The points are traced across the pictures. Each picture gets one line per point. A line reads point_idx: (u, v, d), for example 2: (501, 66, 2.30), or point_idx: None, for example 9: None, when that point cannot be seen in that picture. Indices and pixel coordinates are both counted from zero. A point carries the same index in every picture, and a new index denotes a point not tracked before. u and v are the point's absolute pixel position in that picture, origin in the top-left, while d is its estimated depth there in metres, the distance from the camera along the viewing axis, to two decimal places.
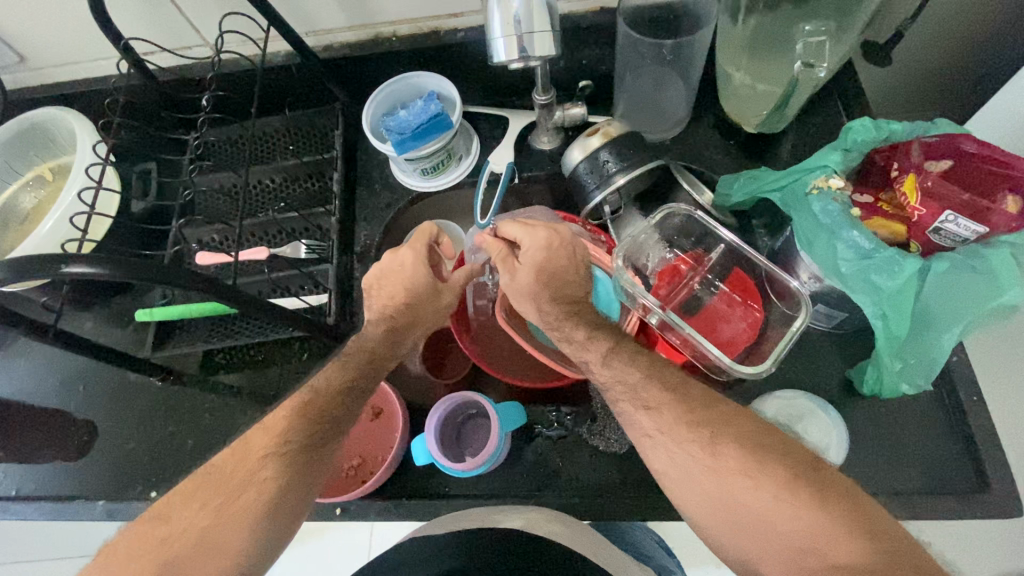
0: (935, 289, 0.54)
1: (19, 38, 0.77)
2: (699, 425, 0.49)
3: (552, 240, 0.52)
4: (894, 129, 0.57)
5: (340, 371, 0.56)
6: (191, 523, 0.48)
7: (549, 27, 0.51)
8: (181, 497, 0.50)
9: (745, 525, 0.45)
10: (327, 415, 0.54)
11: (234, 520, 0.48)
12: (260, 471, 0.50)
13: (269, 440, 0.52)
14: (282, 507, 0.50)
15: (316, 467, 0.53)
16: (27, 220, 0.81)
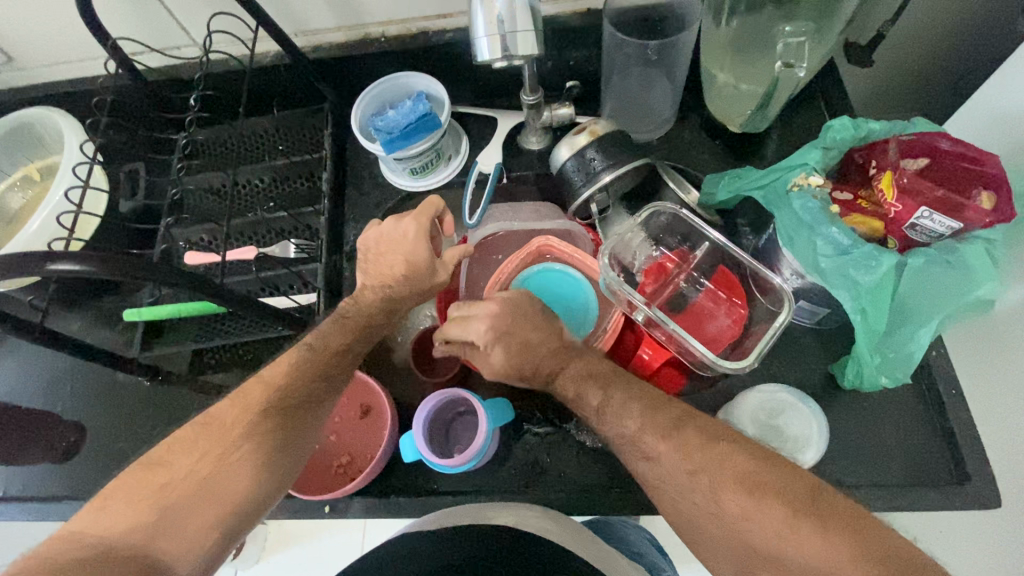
0: (911, 285, 0.55)
1: (7, 38, 0.77)
2: (699, 470, 0.45)
3: (490, 326, 0.56)
4: (872, 128, 0.59)
5: (339, 351, 0.56)
6: (191, 469, 0.47)
7: (532, 27, 0.52)
8: (179, 444, 0.49)
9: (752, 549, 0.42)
10: (326, 372, 0.55)
11: (235, 469, 0.48)
12: (261, 424, 0.51)
13: (268, 392, 0.52)
14: (285, 455, 0.52)
15: (313, 421, 0.55)
16: (14, 220, 0.81)
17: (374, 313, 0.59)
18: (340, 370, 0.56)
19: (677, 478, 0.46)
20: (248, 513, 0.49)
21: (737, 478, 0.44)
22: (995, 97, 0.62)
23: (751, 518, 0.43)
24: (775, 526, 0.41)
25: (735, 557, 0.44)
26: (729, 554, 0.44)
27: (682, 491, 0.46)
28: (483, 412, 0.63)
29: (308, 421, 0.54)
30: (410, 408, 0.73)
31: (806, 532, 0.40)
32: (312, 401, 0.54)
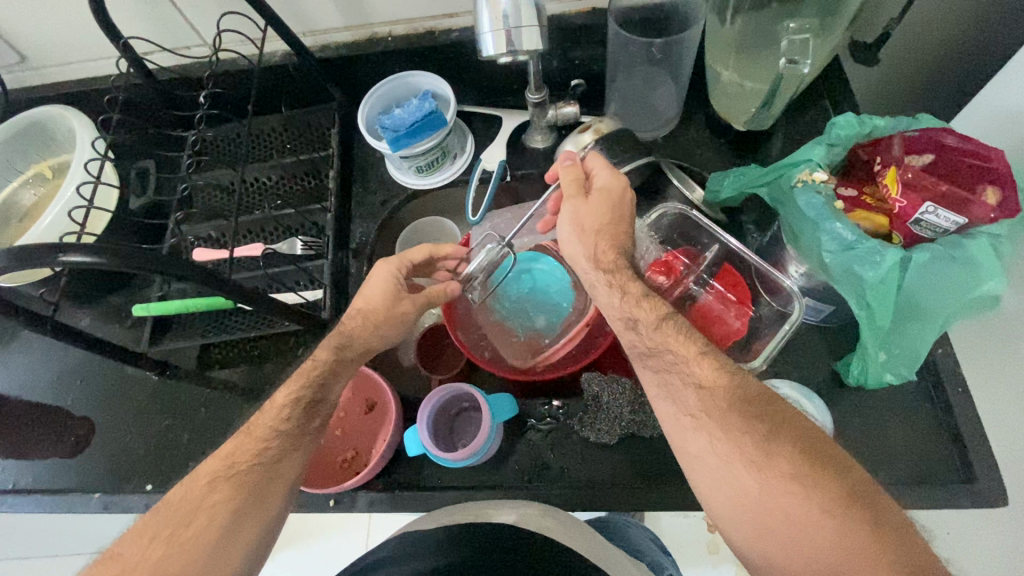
0: (917, 280, 0.55)
1: (22, 38, 0.78)
2: (757, 416, 0.47)
3: (621, 192, 0.58)
4: (876, 124, 0.60)
5: (277, 408, 0.53)
6: (142, 557, 0.45)
7: (537, 22, 0.52)
8: (135, 534, 0.47)
9: (772, 530, 0.43)
10: (277, 428, 0.52)
11: (185, 549, 0.45)
12: (208, 497, 0.48)
13: (219, 463, 0.51)
14: (239, 527, 0.48)
15: (274, 484, 0.51)
16: (26, 217, 0.83)
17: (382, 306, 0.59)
18: (292, 424, 0.53)
19: (728, 417, 0.47)
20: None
21: (796, 445, 0.45)
22: (1000, 92, 0.62)
23: (768, 502, 0.44)
24: (800, 511, 0.43)
25: (754, 539, 0.44)
26: (748, 535, 0.45)
27: (727, 442, 0.47)
28: (484, 404, 0.64)
29: (270, 483, 0.50)
30: (414, 403, 0.74)
31: (854, 518, 0.41)
32: (319, 395, 0.55)
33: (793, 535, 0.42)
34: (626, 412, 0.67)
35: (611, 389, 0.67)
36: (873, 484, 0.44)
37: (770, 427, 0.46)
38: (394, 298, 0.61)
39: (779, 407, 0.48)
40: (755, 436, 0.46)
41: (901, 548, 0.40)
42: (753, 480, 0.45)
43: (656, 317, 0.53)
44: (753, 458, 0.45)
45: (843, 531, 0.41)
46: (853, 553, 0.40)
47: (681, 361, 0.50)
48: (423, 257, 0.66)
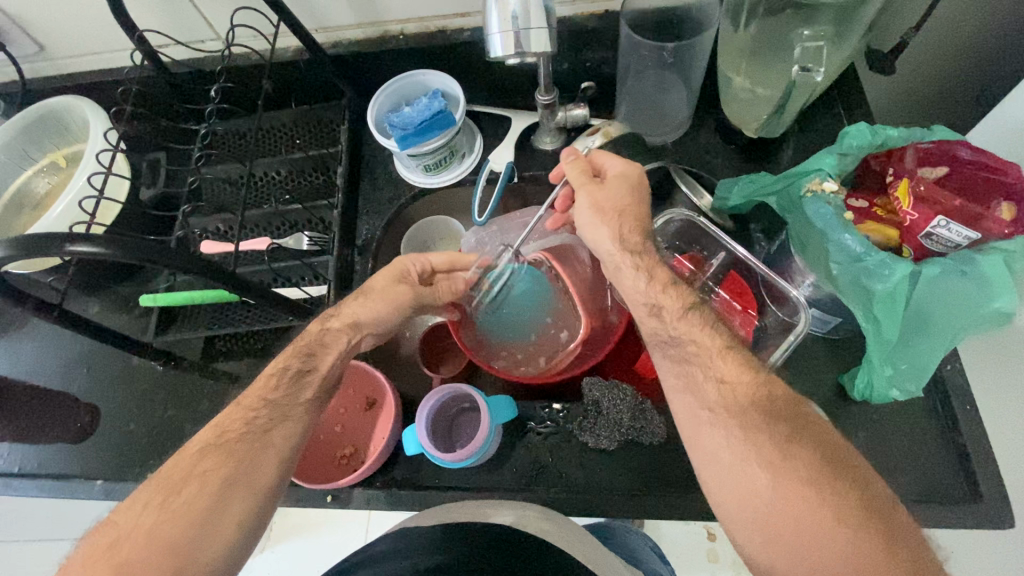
0: (927, 295, 0.53)
1: (40, 28, 0.79)
2: (776, 417, 0.46)
3: (635, 179, 0.58)
4: (890, 134, 0.58)
5: (265, 377, 0.54)
6: (136, 522, 0.45)
7: (546, 24, 0.52)
8: (127, 504, 0.47)
9: (784, 537, 0.42)
10: (265, 398, 0.53)
11: (175, 517, 0.45)
12: (199, 465, 0.48)
13: (210, 433, 0.51)
14: (230, 497, 0.47)
15: (266, 453, 0.50)
16: (40, 205, 0.84)
17: (381, 295, 0.60)
18: (279, 393, 0.53)
19: (748, 416, 0.46)
20: (202, 565, 0.45)
21: (815, 451, 0.44)
22: (1019, 107, 0.60)
23: (782, 507, 0.43)
24: (816, 523, 0.42)
25: (762, 543, 0.43)
26: (758, 538, 0.44)
27: (744, 442, 0.46)
28: (485, 409, 0.63)
29: (262, 455, 0.50)
30: (415, 402, 0.73)
31: (867, 534, 0.41)
32: (306, 364, 0.56)
33: (805, 546, 0.42)
34: (627, 418, 0.66)
35: (613, 395, 0.66)
36: (886, 500, 0.43)
37: (789, 430, 0.45)
38: (396, 280, 0.62)
39: (798, 410, 0.47)
40: (773, 438, 0.45)
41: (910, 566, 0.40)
42: (770, 485, 0.44)
43: (681, 305, 0.53)
44: (769, 460, 0.44)
45: (855, 547, 0.41)
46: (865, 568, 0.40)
47: (700, 349, 0.51)
48: (444, 263, 0.67)
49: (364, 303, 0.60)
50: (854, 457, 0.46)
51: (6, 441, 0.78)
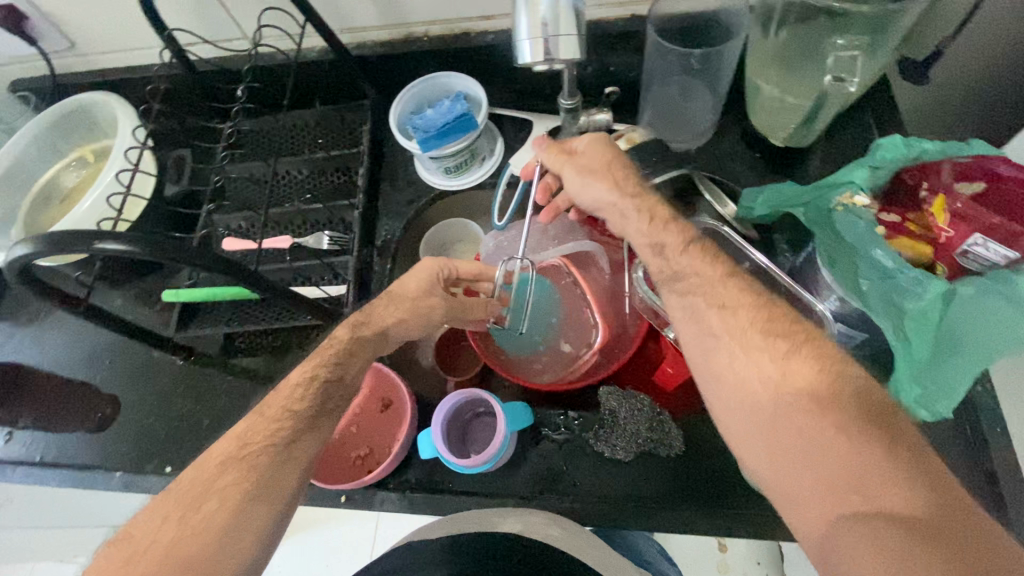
0: (961, 313, 0.52)
1: (72, 24, 0.80)
2: (775, 335, 0.45)
3: (605, 140, 0.58)
4: (925, 147, 0.57)
5: (290, 387, 0.52)
6: (156, 537, 0.45)
7: (576, 31, 0.51)
8: (147, 514, 0.47)
9: (787, 447, 0.41)
10: (290, 409, 0.51)
11: (194, 535, 0.45)
12: (220, 478, 0.47)
13: (231, 444, 0.50)
14: (245, 517, 0.46)
15: (286, 466, 0.49)
16: (68, 199, 0.86)
17: (404, 301, 0.59)
18: (308, 403, 0.52)
19: (749, 334, 0.46)
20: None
21: (819, 363, 0.43)
22: None
23: (784, 417, 0.42)
24: (821, 430, 0.40)
25: (767, 456, 0.43)
26: (763, 452, 0.43)
27: (746, 360, 0.45)
28: (501, 414, 0.63)
29: (282, 466, 0.49)
30: (430, 405, 0.73)
31: (871, 437, 0.39)
32: (335, 373, 0.54)
33: (808, 454, 0.40)
34: (643, 429, 0.65)
35: (629, 405, 0.66)
36: (895, 406, 0.41)
37: (791, 345, 0.44)
38: (430, 288, 0.61)
39: (798, 328, 0.45)
40: (772, 354, 0.44)
41: (919, 466, 0.38)
42: (769, 397, 0.43)
43: (681, 240, 0.51)
44: (769, 375, 0.44)
45: (858, 449, 0.39)
46: (869, 470, 0.38)
47: (700, 280, 0.49)
48: (470, 273, 0.64)
49: (389, 306, 0.59)
50: (856, 368, 0.43)
51: (29, 429, 0.79)
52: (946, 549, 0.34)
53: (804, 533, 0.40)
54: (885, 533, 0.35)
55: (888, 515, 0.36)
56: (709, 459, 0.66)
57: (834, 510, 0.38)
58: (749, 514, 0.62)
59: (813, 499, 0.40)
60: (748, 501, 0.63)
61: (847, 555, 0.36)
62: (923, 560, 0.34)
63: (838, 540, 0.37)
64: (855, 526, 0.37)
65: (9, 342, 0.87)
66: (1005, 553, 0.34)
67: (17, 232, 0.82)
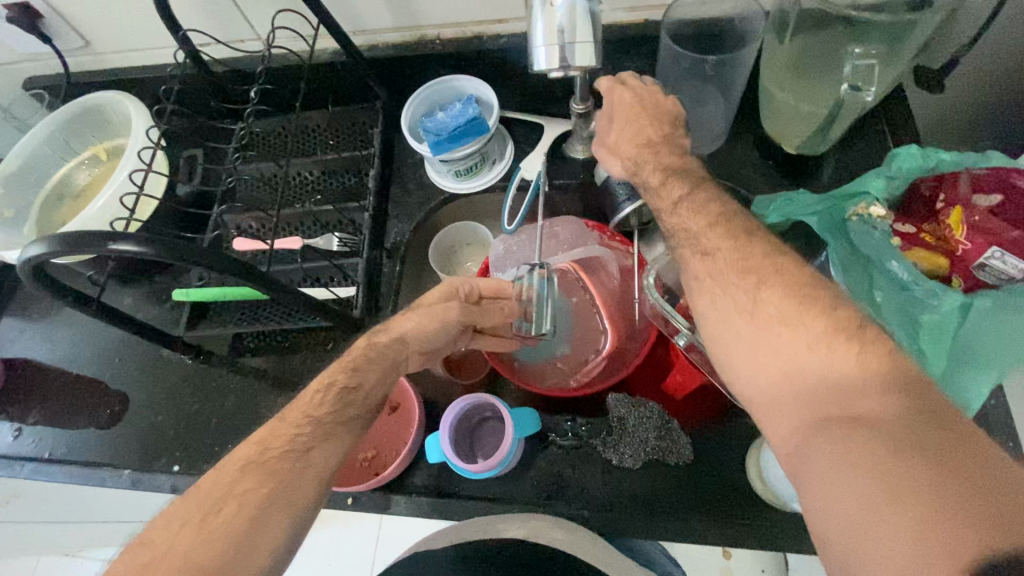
0: (976, 328, 0.51)
1: (88, 23, 0.81)
2: (750, 270, 0.44)
3: (639, 99, 0.61)
4: (941, 158, 0.57)
5: (310, 394, 0.53)
6: (173, 544, 0.45)
7: (592, 38, 0.51)
8: (165, 519, 0.47)
9: (767, 367, 0.42)
10: (310, 415, 0.51)
11: (213, 540, 0.44)
12: (239, 484, 0.47)
13: (251, 449, 0.50)
14: (263, 523, 0.46)
15: (304, 474, 0.49)
16: (80, 197, 0.86)
17: (427, 310, 0.60)
18: (326, 411, 0.52)
19: (723, 273, 0.46)
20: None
21: (789, 286, 0.43)
22: None
23: (761, 343, 0.42)
24: (798, 348, 0.40)
25: (749, 379, 0.43)
26: (745, 376, 0.43)
27: (723, 296, 0.45)
28: (509, 420, 0.63)
29: (301, 473, 0.49)
30: (438, 409, 0.73)
31: (845, 350, 0.39)
32: (352, 382, 0.54)
33: (786, 372, 0.40)
34: (652, 437, 0.65)
35: (638, 413, 0.66)
36: (868, 321, 0.41)
37: (759, 276, 0.44)
38: (448, 297, 0.63)
39: (768, 261, 0.44)
40: (742, 288, 0.44)
41: (896, 373, 0.37)
42: (745, 325, 0.43)
43: (671, 203, 0.52)
44: (744, 305, 0.44)
45: (835, 364, 0.39)
46: (847, 384, 0.38)
47: (694, 233, 0.49)
48: (490, 288, 0.65)
49: (410, 316, 0.60)
50: None
51: (40, 425, 0.80)
52: (928, 449, 0.33)
53: (784, 450, 0.40)
54: (865, 439, 0.35)
55: (867, 423, 0.36)
56: (718, 470, 0.65)
57: (813, 423, 0.38)
58: (756, 524, 0.62)
59: (793, 416, 0.39)
60: (758, 512, 0.62)
61: (823, 463, 0.36)
62: (904, 460, 0.33)
63: (816, 446, 0.37)
64: (835, 432, 0.37)
65: (19, 337, 0.87)
66: (989, 451, 0.33)
67: (30, 230, 0.82)
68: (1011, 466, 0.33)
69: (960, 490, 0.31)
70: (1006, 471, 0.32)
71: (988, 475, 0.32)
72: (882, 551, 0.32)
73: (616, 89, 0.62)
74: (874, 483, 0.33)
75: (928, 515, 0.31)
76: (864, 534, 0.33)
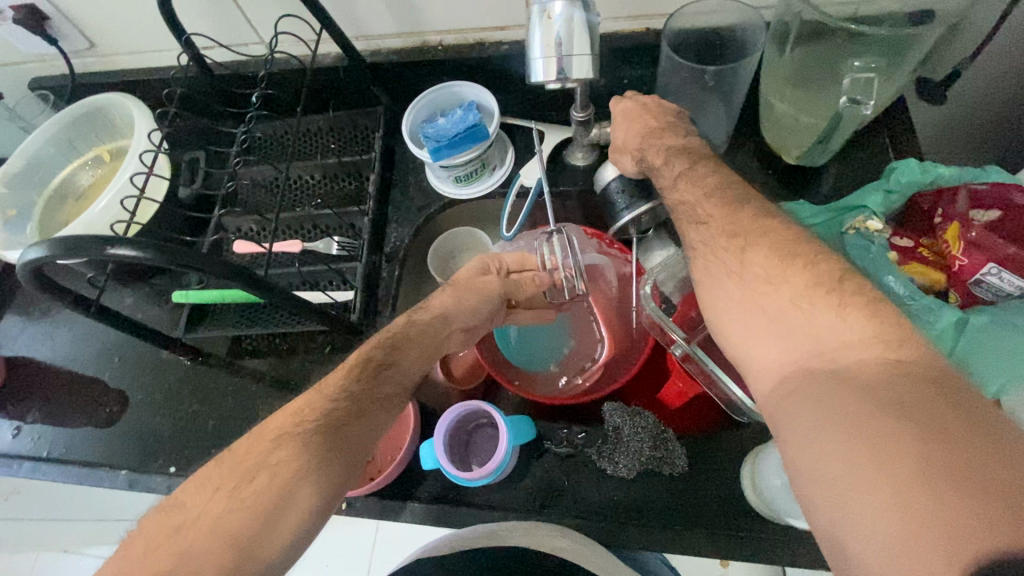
0: (973, 346, 0.51)
1: (93, 25, 0.81)
2: (738, 235, 0.45)
3: (638, 102, 0.63)
4: (939, 172, 0.57)
5: (348, 367, 0.53)
6: (205, 509, 0.44)
7: (589, 50, 0.51)
8: (196, 484, 0.46)
9: (756, 323, 0.41)
10: (346, 389, 0.51)
11: (243, 507, 0.43)
12: (275, 453, 0.46)
13: (288, 420, 0.49)
14: (296, 496, 0.44)
15: (338, 446, 0.48)
16: (83, 197, 0.87)
17: (469, 288, 0.63)
18: (361, 385, 0.52)
19: (717, 240, 0.47)
20: (261, 561, 0.42)
21: (778, 248, 0.42)
22: None
23: (752, 303, 0.42)
24: (785, 303, 0.40)
25: (738, 338, 0.43)
26: (736, 333, 0.43)
27: (719, 262, 0.46)
28: (504, 427, 0.63)
29: (328, 450, 0.47)
30: (434, 414, 0.73)
31: (829, 305, 0.38)
32: (389, 356, 0.55)
33: (773, 326, 0.40)
34: (647, 447, 0.65)
35: (633, 422, 0.66)
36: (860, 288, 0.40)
37: (750, 240, 0.44)
38: (479, 273, 0.65)
39: (760, 225, 0.45)
40: (731, 250, 0.45)
41: (880, 327, 0.36)
42: (736, 287, 0.43)
43: (675, 178, 0.53)
44: (735, 270, 0.44)
45: (817, 319, 0.38)
46: (830, 338, 0.37)
47: (693, 223, 0.49)
48: (515, 261, 0.69)
49: (450, 293, 0.62)
50: None
51: (39, 424, 0.81)
52: (905, 403, 0.33)
53: (767, 406, 0.40)
54: (842, 394, 0.35)
55: (848, 376, 0.35)
56: (713, 481, 0.65)
57: (795, 379, 0.38)
58: (749, 538, 0.61)
59: (775, 371, 0.39)
60: (753, 526, 0.62)
61: (805, 419, 0.36)
62: (879, 413, 0.33)
63: (799, 399, 0.37)
64: (819, 386, 0.36)
65: (21, 336, 0.88)
66: (974, 400, 0.32)
67: (32, 229, 0.83)
68: (994, 417, 0.32)
69: (931, 439, 0.31)
70: (987, 423, 0.31)
71: (968, 427, 0.31)
72: (862, 502, 0.32)
73: (619, 102, 0.65)
74: (853, 437, 0.33)
75: (904, 468, 0.31)
76: (836, 486, 0.33)
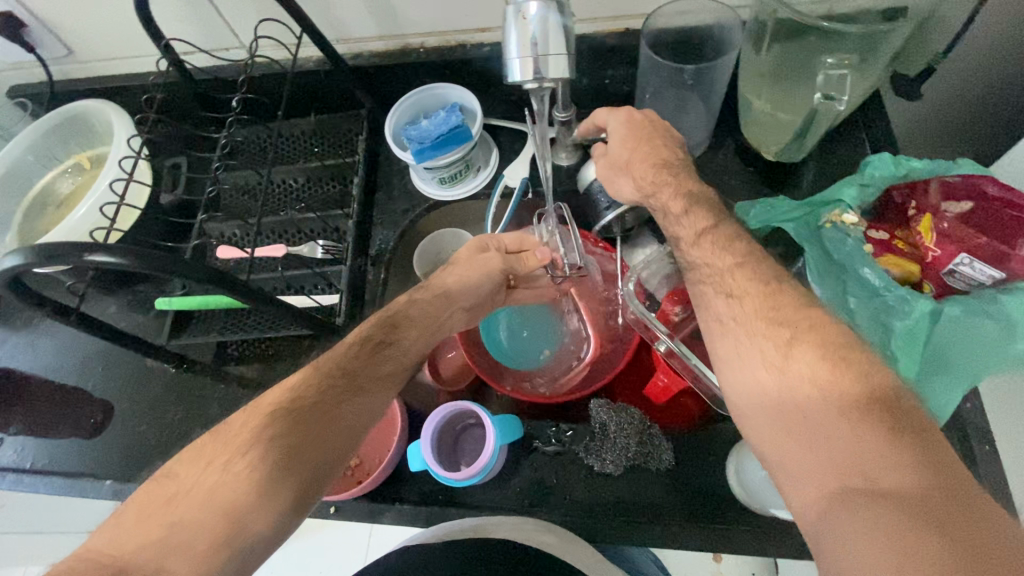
0: (949, 333, 0.51)
1: (70, 31, 0.81)
2: (780, 323, 0.44)
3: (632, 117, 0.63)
4: (912, 165, 0.58)
5: (344, 348, 0.53)
6: (197, 482, 0.43)
7: (565, 49, 0.52)
8: (190, 456, 0.45)
9: (792, 424, 0.40)
10: (342, 368, 0.51)
11: (237, 479, 0.43)
12: (269, 428, 0.46)
13: (283, 396, 0.48)
14: (292, 468, 0.45)
15: (333, 427, 0.48)
16: (63, 205, 0.86)
17: (468, 264, 0.64)
18: (358, 362, 0.52)
19: (754, 322, 0.45)
20: (249, 536, 0.42)
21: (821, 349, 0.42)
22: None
23: (787, 389, 0.41)
24: (825, 409, 0.39)
25: (770, 434, 0.42)
26: (766, 429, 0.42)
27: (748, 343, 0.45)
28: (490, 427, 0.63)
29: (319, 432, 0.47)
30: (423, 416, 0.73)
31: (870, 423, 0.38)
32: (387, 337, 0.55)
33: (809, 432, 0.39)
34: (633, 443, 0.65)
35: (619, 418, 0.66)
36: None
37: (793, 335, 0.43)
38: (477, 252, 0.66)
39: (803, 315, 0.44)
40: (775, 341, 0.44)
41: (921, 454, 0.36)
42: (773, 383, 0.42)
43: (691, 226, 0.53)
44: (771, 359, 0.43)
45: (859, 437, 0.37)
46: (870, 455, 0.37)
47: (720, 271, 0.50)
48: (513, 245, 0.69)
49: (453, 271, 0.64)
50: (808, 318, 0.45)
51: (20, 436, 0.79)
52: (949, 533, 0.32)
53: (802, 513, 0.38)
54: (887, 516, 0.34)
55: (890, 495, 0.34)
56: (698, 476, 0.66)
57: (833, 492, 0.37)
58: (737, 530, 0.62)
59: (815, 479, 0.38)
60: (741, 518, 0.62)
61: (846, 532, 0.35)
62: (928, 543, 0.32)
63: (838, 512, 0.36)
64: (859, 501, 0.35)
65: (2, 347, 0.86)
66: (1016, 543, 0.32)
67: (11, 239, 0.82)
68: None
69: None
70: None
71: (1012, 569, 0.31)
72: None
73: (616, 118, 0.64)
74: (897, 559, 0.32)
75: None
76: None
